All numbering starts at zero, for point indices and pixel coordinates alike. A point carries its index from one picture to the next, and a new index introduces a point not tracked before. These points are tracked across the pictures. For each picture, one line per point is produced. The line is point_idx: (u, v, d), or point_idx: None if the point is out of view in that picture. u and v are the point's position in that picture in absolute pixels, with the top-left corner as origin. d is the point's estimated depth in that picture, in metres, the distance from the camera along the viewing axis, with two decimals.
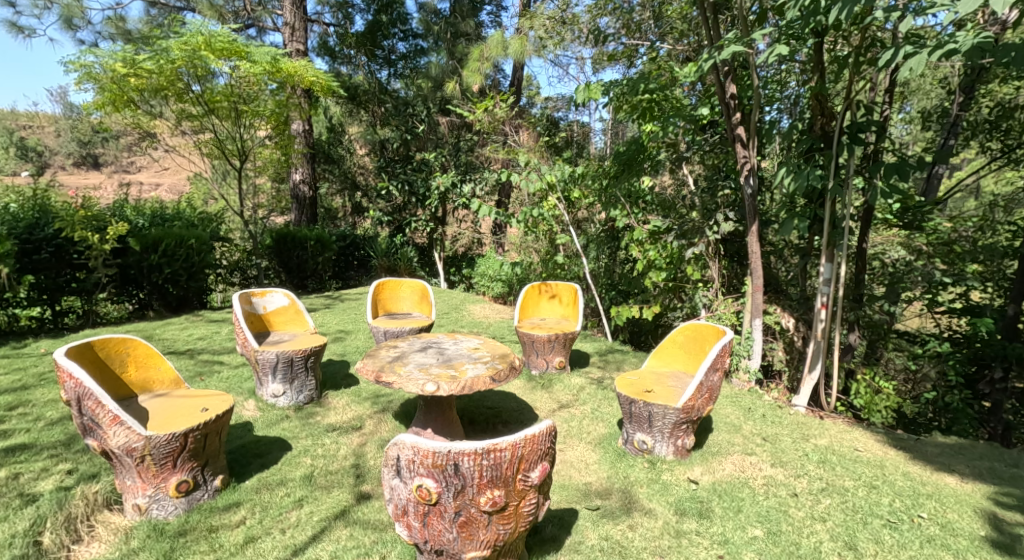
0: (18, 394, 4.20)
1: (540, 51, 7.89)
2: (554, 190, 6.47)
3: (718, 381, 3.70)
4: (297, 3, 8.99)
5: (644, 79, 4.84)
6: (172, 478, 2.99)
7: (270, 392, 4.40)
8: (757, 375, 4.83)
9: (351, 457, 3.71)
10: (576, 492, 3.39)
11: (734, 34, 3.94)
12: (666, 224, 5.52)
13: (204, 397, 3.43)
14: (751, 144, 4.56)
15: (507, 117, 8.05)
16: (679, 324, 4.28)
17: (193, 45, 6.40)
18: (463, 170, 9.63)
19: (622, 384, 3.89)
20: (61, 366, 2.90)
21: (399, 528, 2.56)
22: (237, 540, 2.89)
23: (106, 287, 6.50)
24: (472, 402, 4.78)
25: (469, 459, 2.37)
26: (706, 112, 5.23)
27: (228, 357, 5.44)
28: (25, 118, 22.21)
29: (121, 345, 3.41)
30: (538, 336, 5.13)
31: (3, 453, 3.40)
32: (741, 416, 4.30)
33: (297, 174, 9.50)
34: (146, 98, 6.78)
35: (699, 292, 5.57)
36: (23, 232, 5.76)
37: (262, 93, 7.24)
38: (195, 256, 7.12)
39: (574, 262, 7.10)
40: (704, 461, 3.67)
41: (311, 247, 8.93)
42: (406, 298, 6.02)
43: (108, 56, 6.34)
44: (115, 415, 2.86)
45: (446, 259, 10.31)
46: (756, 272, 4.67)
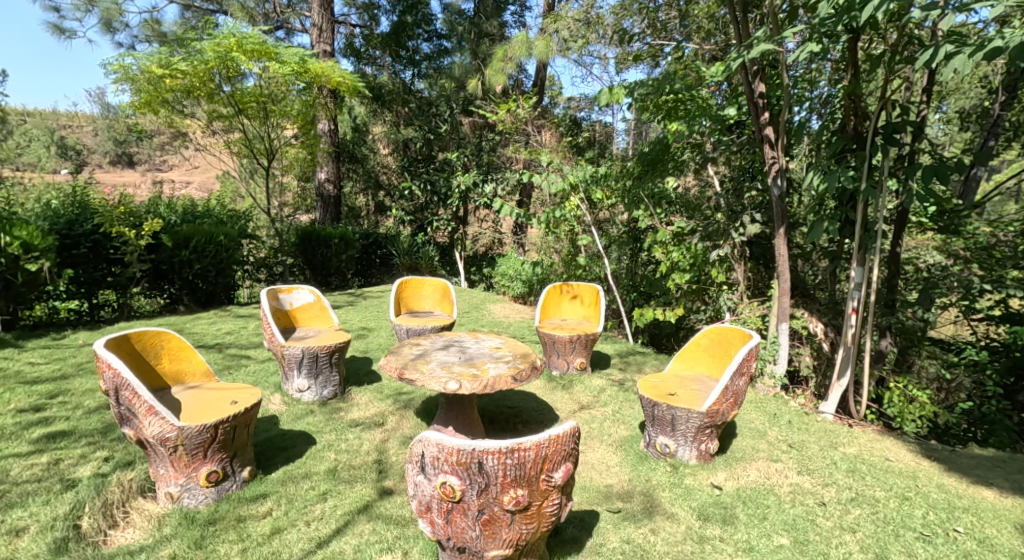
0: (57, 383, 4.34)
1: (565, 52, 7.89)
2: (576, 190, 6.45)
3: (744, 386, 3.66)
4: (325, 4, 9.12)
5: (670, 79, 4.80)
6: (203, 468, 3.07)
7: (296, 387, 4.48)
8: (783, 380, 4.76)
9: (374, 453, 3.75)
10: (597, 494, 3.39)
11: (764, 32, 3.88)
12: (690, 225, 5.48)
13: (234, 390, 3.50)
14: (780, 144, 4.48)
15: (531, 117, 8.06)
16: (704, 327, 4.24)
17: (225, 47, 6.54)
18: (485, 170, 9.74)
19: (645, 386, 3.87)
20: (100, 356, 2.99)
21: (422, 525, 2.58)
22: (264, 531, 2.95)
23: (140, 281, 6.68)
24: (493, 401, 4.79)
25: (494, 458, 2.38)
26: (733, 112, 5.17)
27: (255, 351, 5.55)
28: (66, 118, 23.06)
29: (155, 338, 3.51)
30: (559, 336, 5.13)
31: (44, 439, 3.52)
32: (766, 421, 4.25)
33: (322, 174, 9.64)
34: (180, 99, 6.95)
35: (723, 295, 5.51)
36: (64, 227, 5.95)
37: (290, 93, 7.36)
38: (224, 252, 7.27)
39: (595, 263, 7.08)
40: (728, 467, 3.63)
41: (334, 245, 9.04)
42: (428, 296, 6.06)
43: (145, 58, 6.52)
44: (150, 405, 2.94)
45: (467, 259, 10.39)
46: (783, 275, 4.60)
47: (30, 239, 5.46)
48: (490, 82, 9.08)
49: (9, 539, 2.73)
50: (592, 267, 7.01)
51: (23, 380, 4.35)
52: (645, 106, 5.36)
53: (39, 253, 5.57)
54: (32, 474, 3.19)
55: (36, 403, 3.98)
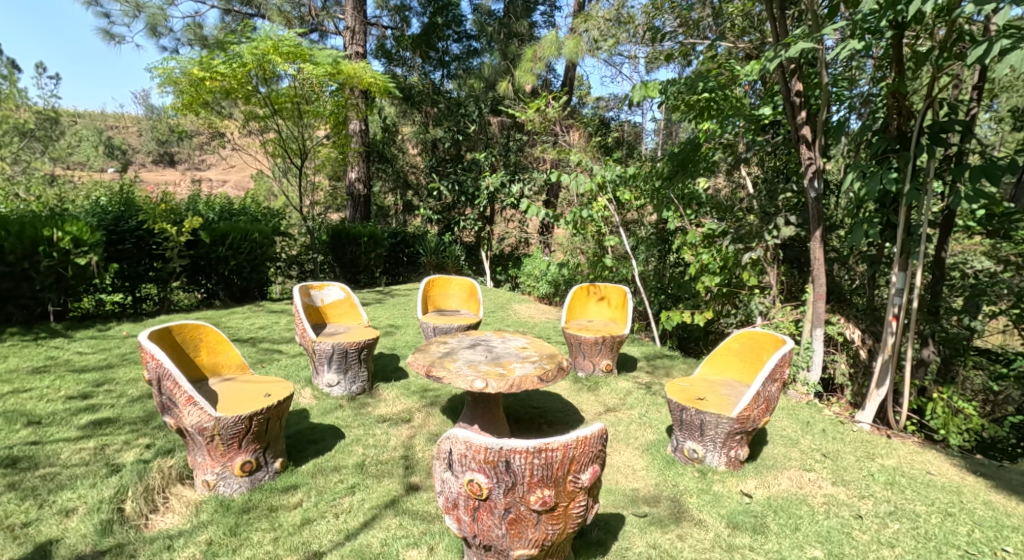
0: (103, 372, 4.52)
1: (595, 52, 7.85)
2: (604, 191, 6.42)
3: (776, 392, 3.60)
4: (359, 7, 9.26)
5: (704, 79, 4.75)
6: (237, 458, 3.15)
7: (326, 381, 4.57)
8: (816, 388, 4.66)
9: (401, 449, 3.81)
10: (623, 498, 3.37)
11: (803, 29, 3.79)
12: (722, 227, 5.38)
13: (268, 383, 3.59)
14: (817, 145, 4.38)
15: (559, 117, 8.04)
16: (735, 331, 4.18)
17: (262, 49, 6.70)
18: (512, 170, 9.77)
19: (673, 390, 3.83)
20: (144, 347, 3.10)
21: (449, 521, 2.61)
22: (295, 521, 3.01)
23: (180, 276, 6.89)
24: (519, 401, 4.80)
25: (521, 457, 2.39)
26: (768, 112, 5.08)
27: (287, 346, 5.68)
28: (114, 118, 24.10)
29: (194, 330, 3.62)
30: (585, 337, 5.11)
31: (92, 426, 3.66)
32: (798, 429, 4.16)
33: (353, 173, 9.80)
34: (219, 100, 7.14)
35: (755, 298, 5.43)
36: (110, 224, 6.20)
37: (323, 94, 7.50)
38: (258, 248, 7.46)
39: (622, 264, 7.04)
40: (758, 475, 3.58)
41: (364, 244, 9.17)
42: (455, 295, 6.11)
43: (188, 62, 6.72)
44: (190, 396, 3.04)
45: (493, 259, 10.45)
46: (818, 279, 4.51)
47: (80, 235, 5.68)
48: (519, 82, 9.09)
49: (59, 519, 2.85)
50: (619, 268, 6.97)
51: (72, 368, 4.54)
52: (677, 106, 5.30)
53: (88, 247, 5.80)
54: (80, 458, 3.32)
55: (84, 390, 4.15)
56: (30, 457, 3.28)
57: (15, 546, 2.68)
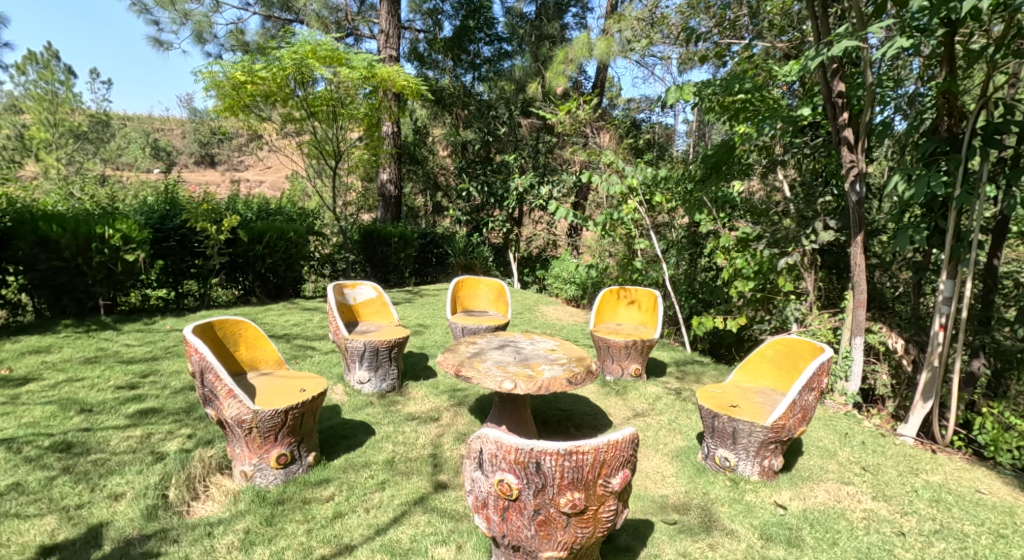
0: (149, 363, 4.69)
1: (627, 53, 7.80)
2: (635, 193, 6.37)
3: (813, 401, 3.52)
4: (393, 10, 9.39)
5: (740, 79, 4.67)
6: (274, 450, 3.23)
7: (357, 379, 4.64)
8: (855, 399, 4.55)
9: (430, 447, 3.85)
10: (652, 504, 3.34)
11: (847, 28, 3.69)
12: (757, 231, 5.30)
13: (303, 378, 3.67)
14: (860, 147, 4.27)
15: (590, 119, 7.98)
16: (769, 338, 4.10)
17: (301, 54, 6.87)
18: (541, 172, 9.76)
19: (705, 396, 3.78)
20: (188, 340, 3.20)
21: (478, 520, 2.63)
22: (328, 514, 3.07)
23: (219, 273, 7.10)
24: (546, 403, 4.80)
25: (552, 459, 2.39)
26: (808, 113, 4.96)
27: (320, 343, 5.79)
28: (161, 121, 25.09)
29: (234, 326, 3.72)
30: (614, 341, 5.08)
31: (138, 415, 3.80)
32: (835, 441, 4.06)
33: (385, 174, 9.94)
34: (259, 103, 7.33)
35: (791, 304, 5.31)
36: (156, 222, 6.42)
37: (357, 97, 7.63)
38: (293, 248, 7.65)
39: (652, 268, 6.97)
40: (793, 486, 3.50)
41: (394, 244, 9.29)
42: (483, 296, 6.14)
43: (230, 65, 6.91)
44: (230, 389, 3.13)
45: (521, 260, 10.47)
46: (858, 286, 4.39)
47: (129, 232, 5.92)
48: (550, 84, 9.06)
49: (108, 503, 2.97)
50: (649, 271, 6.91)
51: (120, 359, 4.72)
52: (711, 107, 5.24)
53: (136, 244, 6.04)
54: (127, 446, 3.45)
55: (131, 380, 4.31)
56: (82, 443, 3.42)
57: (69, 527, 2.80)
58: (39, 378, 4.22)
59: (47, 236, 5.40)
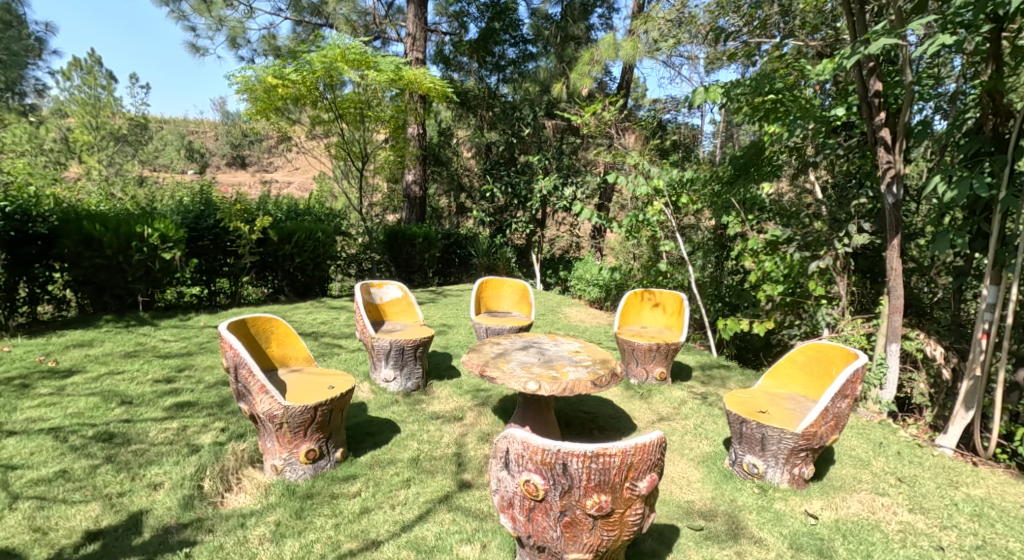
0: (184, 358, 4.81)
1: (654, 53, 7.73)
2: (661, 194, 6.31)
3: (846, 409, 3.44)
4: (420, 13, 9.47)
5: (771, 79, 4.57)
6: (303, 446, 3.29)
7: (383, 377, 4.69)
8: (890, 407, 4.44)
9: (454, 446, 3.87)
10: (678, 509, 3.31)
11: (885, 25, 3.60)
12: (787, 234, 5.23)
13: (332, 376, 3.73)
14: (897, 147, 4.16)
15: (616, 120, 7.93)
16: (800, 344, 4.03)
17: (331, 57, 6.99)
18: (565, 174, 9.75)
19: (733, 401, 3.72)
20: (223, 336, 3.28)
21: (503, 519, 2.63)
22: (355, 509, 3.11)
23: (249, 272, 7.25)
24: (569, 405, 4.79)
25: (578, 460, 2.38)
26: (841, 113, 4.85)
27: (346, 341, 5.87)
28: (195, 124, 25.77)
29: (266, 324, 3.80)
30: (638, 344, 5.05)
31: (175, 408, 3.90)
32: (869, 450, 3.96)
33: (410, 175, 10.04)
34: (290, 106, 7.50)
35: (822, 309, 5.21)
36: (192, 221, 6.60)
37: (383, 99, 7.73)
38: (321, 247, 7.78)
39: (678, 270, 6.90)
40: (824, 495, 3.43)
41: (419, 244, 9.36)
42: (507, 297, 6.15)
43: (263, 69, 7.08)
44: (263, 384, 3.19)
45: (543, 261, 10.46)
46: (895, 291, 4.28)
47: (167, 231, 6.11)
48: (575, 85, 9.02)
49: (148, 492, 3.06)
50: (674, 274, 6.85)
51: (157, 354, 4.86)
52: (740, 107, 5.14)
53: (173, 244, 6.22)
54: (165, 437, 3.55)
55: (168, 374, 4.44)
56: (122, 434, 3.53)
57: (112, 514, 2.89)
58: (83, 370, 4.37)
59: (91, 235, 5.60)
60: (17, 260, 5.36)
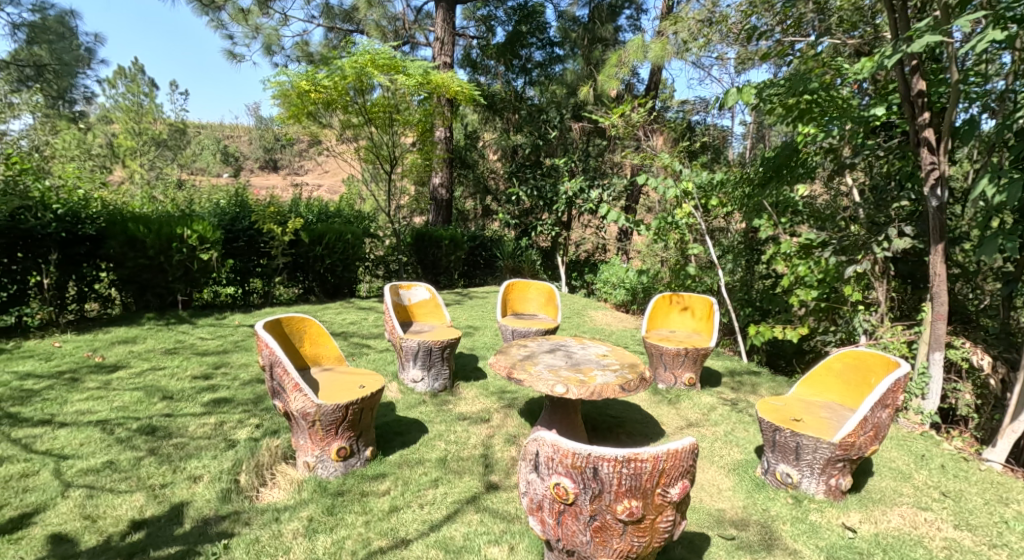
0: (220, 356, 4.93)
1: (683, 55, 7.63)
2: (691, 197, 6.19)
3: (886, 419, 3.35)
4: (449, 18, 9.54)
5: (806, 79, 4.46)
6: (334, 443, 3.33)
7: (410, 377, 4.73)
8: (932, 418, 4.29)
9: (481, 447, 3.88)
10: (708, 517, 3.25)
11: (928, 22, 3.49)
12: (822, 237, 5.04)
13: (362, 375, 3.78)
14: (941, 148, 4.03)
15: (644, 122, 7.85)
16: (836, 351, 3.93)
17: (361, 63, 7.10)
18: (592, 176, 9.71)
19: (766, 408, 3.65)
20: (259, 335, 3.35)
21: (532, 522, 2.62)
22: (385, 508, 3.14)
23: (282, 272, 7.40)
24: (596, 409, 4.75)
25: (609, 465, 2.36)
26: (881, 112, 4.64)
27: (374, 341, 5.94)
28: (230, 129, 26.48)
29: (299, 323, 3.87)
30: (666, 349, 4.99)
31: (212, 403, 4.00)
32: (910, 463, 3.84)
33: (437, 178, 10.12)
34: (321, 111, 7.61)
35: (859, 315, 5.08)
36: (228, 223, 6.78)
37: (412, 103, 7.79)
38: (350, 249, 7.90)
39: (707, 274, 6.81)
40: (863, 508, 3.34)
41: (445, 246, 9.42)
42: (533, 299, 6.14)
43: (296, 75, 7.22)
44: (296, 383, 3.24)
45: (569, 264, 10.42)
46: (938, 298, 4.14)
47: (205, 233, 6.28)
48: (602, 87, 8.99)
49: (188, 484, 3.14)
50: (704, 278, 6.76)
51: (195, 351, 4.99)
52: (774, 108, 4.96)
53: (211, 244, 6.38)
54: (204, 432, 3.64)
55: (205, 371, 4.55)
56: (164, 428, 3.63)
57: (155, 504, 2.98)
58: (127, 366, 4.52)
59: (135, 236, 5.80)
60: (67, 260, 5.57)
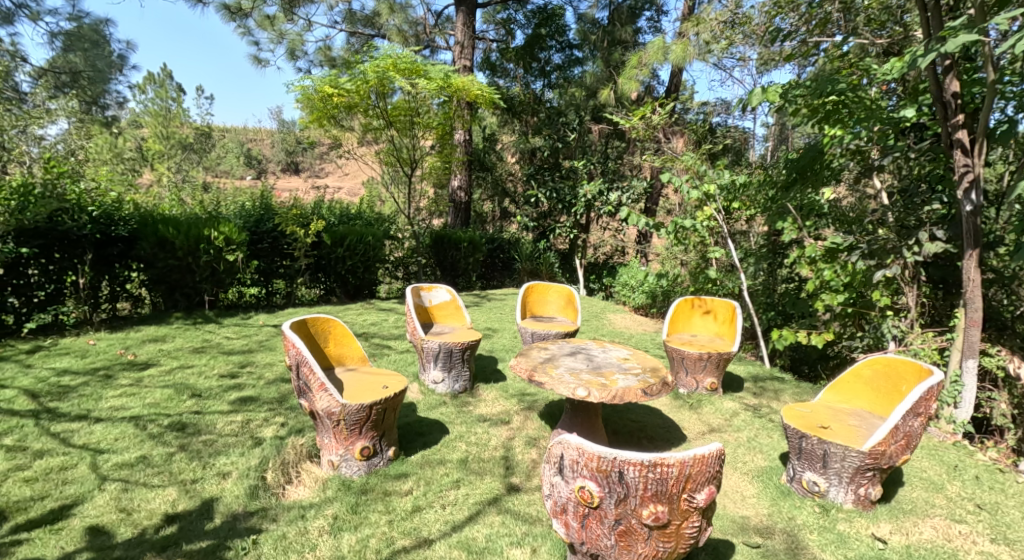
0: (245, 355, 5.02)
1: (705, 56, 7.56)
2: (714, 200, 6.06)
3: (918, 428, 3.27)
4: (469, 22, 9.60)
5: (832, 79, 4.38)
6: (358, 443, 3.36)
7: (431, 378, 4.75)
8: (965, 427, 4.18)
9: (502, 449, 3.88)
10: (732, 524, 3.21)
11: (964, 21, 3.41)
12: (849, 241, 4.87)
13: (386, 376, 3.81)
14: (976, 151, 3.94)
15: (664, 124, 7.80)
16: (865, 357, 3.86)
17: (383, 67, 7.13)
18: (610, 179, 9.67)
19: (791, 415, 3.59)
20: (286, 335, 3.39)
21: (556, 525, 2.62)
22: (407, 507, 3.15)
23: (304, 273, 7.49)
24: (617, 413, 4.72)
25: (635, 469, 2.35)
26: (911, 114, 4.57)
27: (395, 342, 5.98)
28: (254, 133, 27.02)
29: (324, 324, 3.91)
30: (688, 352, 4.94)
31: (239, 402, 4.07)
32: (943, 473, 3.75)
33: (456, 180, 10.16)
34: (343, 114, 7.70)
35: (888, 321, 4.98)
36: (252, 225, 6.91)
37: (431, 106, 7.86)
38: (371, 251, 7.97)
39: (728, 278, 6.74)
40: (893, 518, 3.27)
41: (464, 248, 9.44)
42: (553, 302, 6.12)
43: (320, 79, 7.32)
44: (322, 382, 3.28)
45: (587, 267, 10.39)
46: (973, 304, 4.04)
47: (230, 235, 6.39)
48: (622, 89, 8.93)
49: (217, 480, 3.19)
50: (725, 282, 6.70)
51: (221, 350, 5.08)
52: (799, 109, 4.92)
53: (236, 246, 6.50)
54: (231, 429, 3.70)
55: (232, 369, 4.64)
56: (194, 425, 3.70)
57: (187, 499, 3.04)
58: (157, 363, 4.62)
59: (165, 237, 5.94)
60: (100, 260, 5.72)
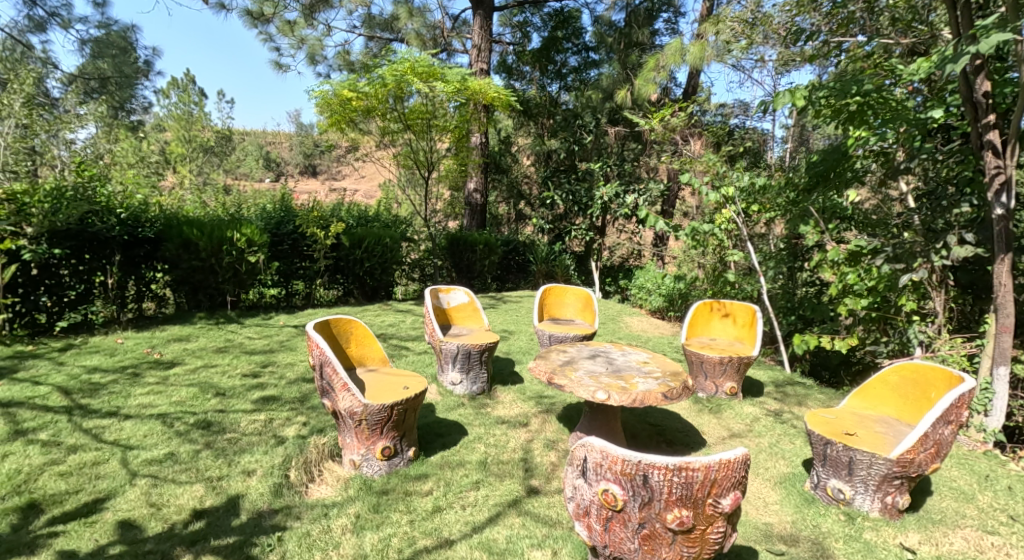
0: (266, 355, 5.08)
1: (724, 57, 7.50)
2: (733, 202, 6.02)
3: (949, 435, 3.20)
4: (486, 25, 9.64)
5: (858, 79, 4.32)
6: (379, 443, 3.38)
7: (450, 379, 4.77)
8: (996, 436, 4.09)
9: (521, 451, 3.88)
10: (756, 531, 3.17)
11: (995, 19, 3.34)
12: (873, 245, 4.77)
13: (406, 376, 3.84)
14: (1008, 152, 3.86)
15: (683, 127, 7.74)
16: (892, 363, 3.79)
17: (401, 70, 7.21)
18: (627, 181, 9.63)
19: (816, 421, 3.53)
20: (310, 335, 3.42)
21: (578, 527, 2.61)
22: (428, 508, 3.17)
23: (323, 275, 7.55)
24: (635, 416, 4.70)
25: (660, 473, 2.33)
26: (938, 115, 4.49)
27: (412, 344, 6.01)
28: (273, 137, 27.48)
29: (346, 324, 3.94)
30: (707, 357, 4.89)
31: (261, 401, 4.12)
32: (974, 483, 3.66)
33: (472, 183, 10.18)
34: (361, 118, 7.77)
35: (914, 327, 4.89)
36: (273, 227, 7.01)
37: (448, 109, 7.90)
38: (389, 252, 8.02)
39: (747, 281, 6.66)
40: (922, 528, 3.20)
41: (479, 250, 9.46)
42: (570, 304, 6.10)
43: (338, 83, 7.39)
44: (345, 383, 3.30)
45: (603, 269, 10.34)
46: (1005, 310, 3.95)
47: (252, 236, 6.49)
48: (640, 91, 8.88)
49: (243, 477, 3.24)
50: (744, 285, 6.62)
51: (243, 349, 5.16)
52: (821, 111, 4.86)
53: (258, 247, 6.59)
54: (254, 428, 3.75)
55: (254, 369, 4.71)
56: (218, 423, 3.76)
57: (214, 495, 3.08)
58: (182, 363, 4.69)
59: (189, 239, 6.04)
60: (128, 261, 5.84)
